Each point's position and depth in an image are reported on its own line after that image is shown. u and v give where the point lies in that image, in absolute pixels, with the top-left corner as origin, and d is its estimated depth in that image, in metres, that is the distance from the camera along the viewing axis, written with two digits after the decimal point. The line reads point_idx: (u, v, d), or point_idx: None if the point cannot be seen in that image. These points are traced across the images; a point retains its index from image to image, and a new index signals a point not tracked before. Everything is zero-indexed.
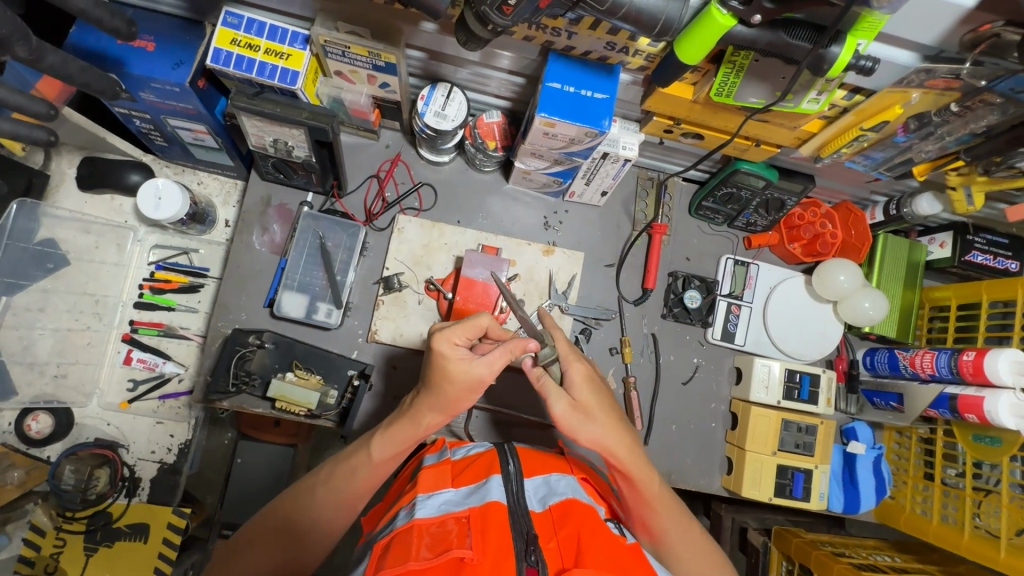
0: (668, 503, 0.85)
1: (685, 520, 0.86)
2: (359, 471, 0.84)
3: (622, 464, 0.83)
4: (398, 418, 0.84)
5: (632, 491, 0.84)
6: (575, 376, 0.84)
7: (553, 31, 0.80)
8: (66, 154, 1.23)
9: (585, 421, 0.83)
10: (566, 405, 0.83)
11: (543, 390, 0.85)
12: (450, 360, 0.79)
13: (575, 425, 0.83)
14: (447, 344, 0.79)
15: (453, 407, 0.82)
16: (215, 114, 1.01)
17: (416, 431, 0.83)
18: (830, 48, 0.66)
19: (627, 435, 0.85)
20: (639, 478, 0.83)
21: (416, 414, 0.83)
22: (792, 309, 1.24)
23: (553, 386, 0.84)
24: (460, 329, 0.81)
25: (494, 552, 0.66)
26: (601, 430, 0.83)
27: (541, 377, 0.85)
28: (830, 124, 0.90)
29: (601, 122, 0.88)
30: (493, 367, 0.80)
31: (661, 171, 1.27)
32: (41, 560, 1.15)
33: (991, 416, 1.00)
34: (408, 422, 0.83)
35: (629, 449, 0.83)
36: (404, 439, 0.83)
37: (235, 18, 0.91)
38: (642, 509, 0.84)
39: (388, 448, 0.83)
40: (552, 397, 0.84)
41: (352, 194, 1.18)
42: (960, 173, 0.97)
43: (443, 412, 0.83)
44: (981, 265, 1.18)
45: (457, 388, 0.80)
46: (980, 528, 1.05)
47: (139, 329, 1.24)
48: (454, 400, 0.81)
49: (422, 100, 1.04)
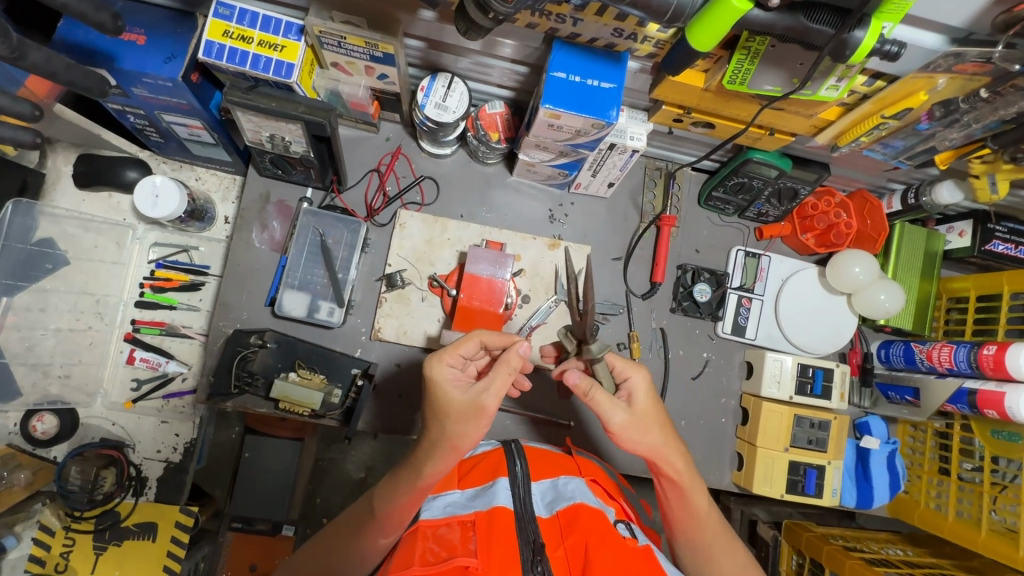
0: (714, 518, 0.83)
1: (728, 541, 0.82)
2: (368, 519, 0.77)
3: (676, 475, 0.80)
4: (404, 469, 0.76)
5: (680, 499, 0.82)
6: (636, 385, 0.80)
7: (558, 17, 0.77)
8: (61, 151, 1.21)
9: (643, 431, 0.79)
10: (626, 417, 0.78)
11: (593, 401, 0.77)
12: (447, 387, 0.72)
13: (632, 435, 0.78)
14: (441, 369, 0.73)
15: (456, 447, 0.71)
16: (210, 109, 0.98)
17: (421, 479, 0.73)
18: (853, 33, 0.62)
19: (680, 446, 0.82)
20: (689, 490, 0.81)
21: (419, 462, 0.74)
22: (805, 302, 1.20)
23: (606, 399, 0.77)
24: (449, 354, 0.75)
25: (500, 561, 0.64)
26: (659, 440, 0.79)
27: (589, 392, 0.77)
28: (849, 111, 0.86)
29: (608, 112, 0.85)
30: (494, 389, 0.71)
31: (670, 161, 1.23)
32: (51, 559, 1.15)
33: (1012, 412, 0.97)
34: (410, 470, 0.74)
35: (684, 460, 0.81)
36: (408, 490, 0.74)
37: (227, 8, 0.88)
38: (684, 518, 0.82)
39: (391, 500, 0.75)
40: (609, 409, 0.77)
41: (351, 189, 1.15)
42: (984, 161, 0.93)
43: (449, 453, 0.72)
44: (1001, 254, 1.14)
45: (456, 419, 0.71)
46: (997, 523, 1.02)
47: (140, 328, 1.23)
48: (457, 436, 0.71)
49: (422, 91, 1.00)
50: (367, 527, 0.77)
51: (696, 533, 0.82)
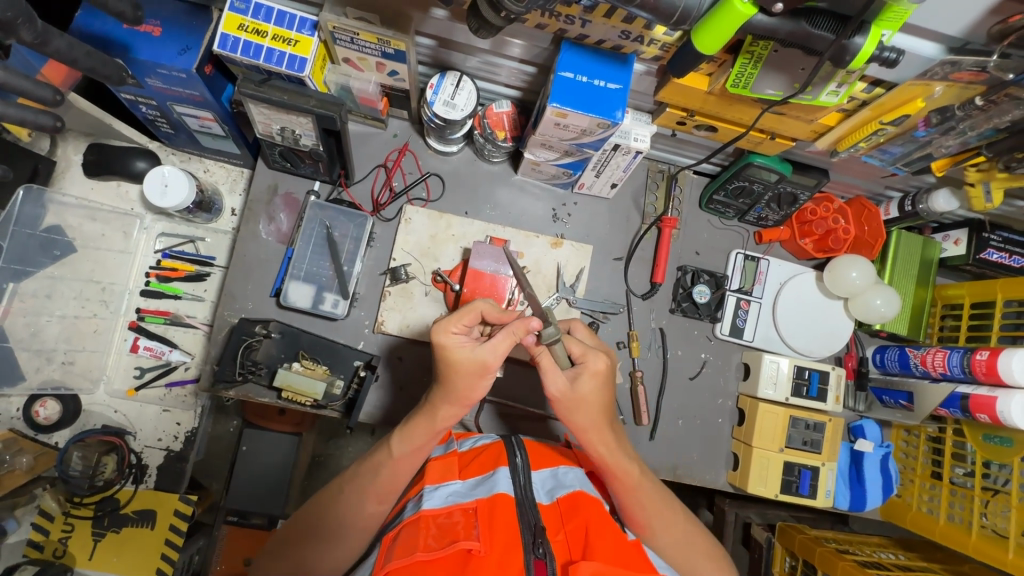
0: (652, 498, 0.85)
1: (669, 512, 0.86)
2: (379, 476, 0.80)
3: (603, 456, 0.82)
4: (416, 415, 0.81)
5: (612, 482, 0.84)
6: (586, 368, 0.81)
7: (567, 19, 0.79)
8: (72, 140, 1.22)
9: (578, 409, 0.81)
10: (564, 391, 0.80)
11: (541, 366, 0.80)
12: (454, 350, 0.75)
13: (568, 410, 0.81)
14: (450, 336, 0.76)
15: (465, 398, 0.77)
16: (222, 101, 1.00)
17: (435, 423, 0.79)
18: (852, 39, 0.65)
19: (608, 424, 0.83)
20: (617, 471, 0.83)
21: (433, 408, 0.79)
22: (803, 305, 1.22)
23: (553, 366, 0.79)
24: (455, 320, 0.77)
25: (501, 545, 0.65)
26: (587, 422, 0.81)
27: (538, 354, 0.80)
28: (848, 117, 0.88)
29: (614, 113, 0.87)
30: (497, 350, 0.75)
31: (672, 164, 1.25)
32: (49, 544, 1.16)
33: (1003, 416, 0.98)
34: (426, 415, 0.79)
35: (606, 444, 0.82)
36: (426, 432, 0.80)
37: (242, 2, 0.90)
38: (625, 500, 0.84)
39: (408, 443, 0.80)
40: (553, 375, 0.80)
41: (359, 183, 1.17)
42: (979, 169, 0.96)
43: (459, 404, 0.78)
44: (996, 263, 1.16)
45: (465, 377, 0.75)
46: (987, 527, 1.04)
47: (145, 317, 1.24)
48: (464, 391, 0.77)
49: (431, 88, 1.02)
50: (377, 481, 0.80)
51: (636, 512, 0.84)
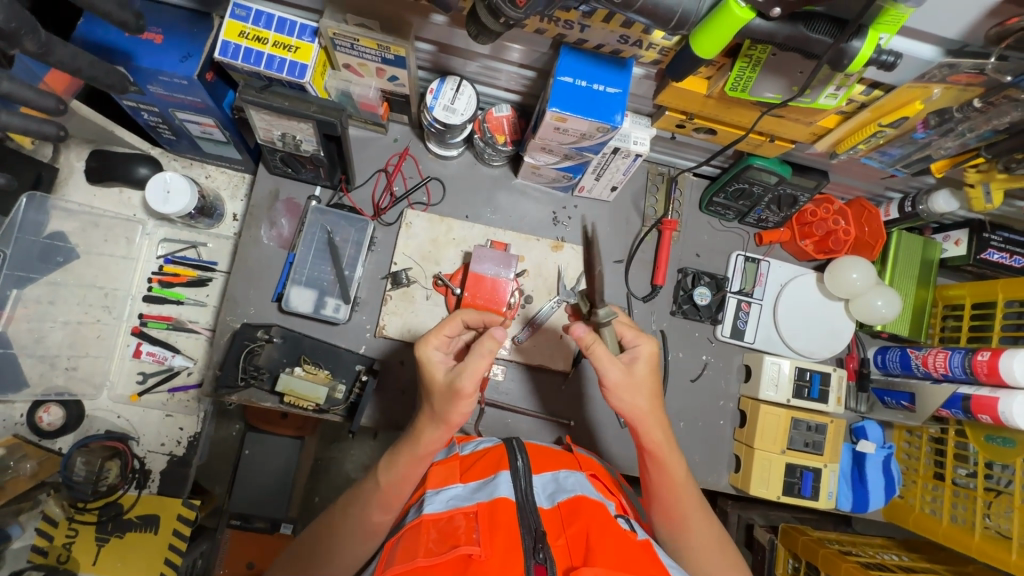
0: (690, 495, 0.85)
1: (703, 512, 0.85)
2: (371, 496, 0.81)
3: (654, 445, 0.82)
4: (404, 442, 0.81)
5: (657, 472, 0.84)
6: (642, 351, 0.83)
7: (566, 24, 0.79)
8: (74, 147, 1.23)
9: (635, 390, 0.81)
10: (622, 376, 0.80)
11: (594, 356, 0.80)
12: (432, 367, 0.78)
13: (624, 394, 0.81)
14: (429, 351, 0.78)
15: (447, 420, 0.76)
16: (223, 108, 1.01)
17: (419, 449, 0.78)
18: (850, 43, 0.65)
19: (663, 416, 0.83)
20: (667, 462, 0.83)
21: (418, 435, 0.79)
22: (803, 306, 1.22)
23: (605, 352, 0.80)
24: (434, 337, 0.80)
25: (501, 550, 0.65)
26: (647, 405, 0.81)
27: (592, 344, 0.80)
28: (847, 120, 0.89)
29: (613, 116, 0.87)
30: (469, 372, 0.72)
31: (672, 167, 1.26)
32: (54, 549, 1.16)
33: (1005, 417, 0.98)
34: (410, 442, 0.79)
35: (663, 432, 0.82)
36: (408, 460, 0.79)
37: (243, 10, 0.90)
38: (665, 492, 0.84)
39: (393, 472, 0.80)
40: (608, 364, 0.80)
41: (359, 188, 1.18)
42: (979, 170, 0.96)
43: (443, 427, 0.77)
44: (997, 263, 1.16)
45: (441, 398, 0.75)
46: (990, 528, 1.04)
47: (147, 322, 1.24)
48: (443, 412, 0.75)
49: (431, 93, 1.03)
50: (368, 501, 0.80)
51: (675, 506, 0.84)
